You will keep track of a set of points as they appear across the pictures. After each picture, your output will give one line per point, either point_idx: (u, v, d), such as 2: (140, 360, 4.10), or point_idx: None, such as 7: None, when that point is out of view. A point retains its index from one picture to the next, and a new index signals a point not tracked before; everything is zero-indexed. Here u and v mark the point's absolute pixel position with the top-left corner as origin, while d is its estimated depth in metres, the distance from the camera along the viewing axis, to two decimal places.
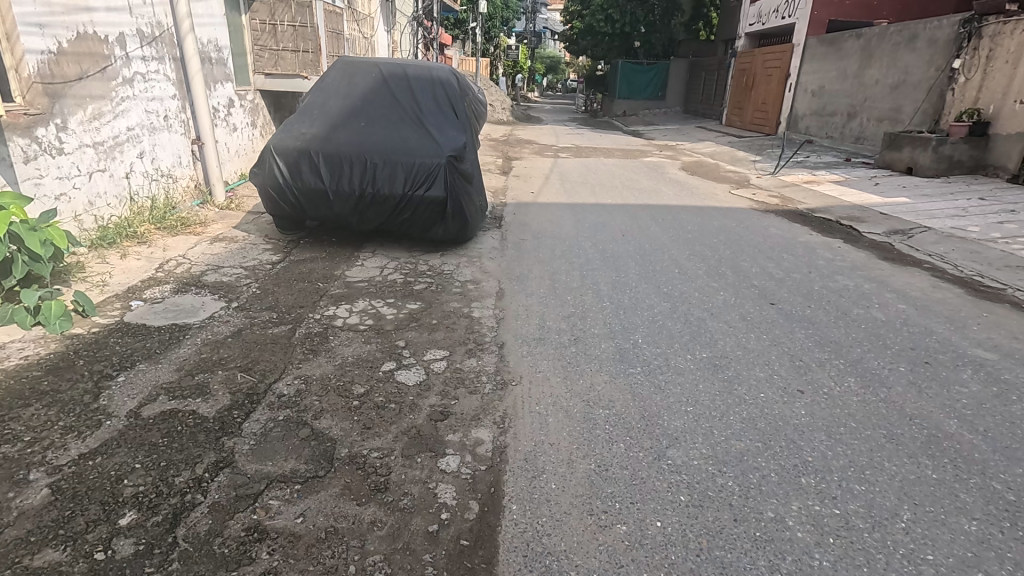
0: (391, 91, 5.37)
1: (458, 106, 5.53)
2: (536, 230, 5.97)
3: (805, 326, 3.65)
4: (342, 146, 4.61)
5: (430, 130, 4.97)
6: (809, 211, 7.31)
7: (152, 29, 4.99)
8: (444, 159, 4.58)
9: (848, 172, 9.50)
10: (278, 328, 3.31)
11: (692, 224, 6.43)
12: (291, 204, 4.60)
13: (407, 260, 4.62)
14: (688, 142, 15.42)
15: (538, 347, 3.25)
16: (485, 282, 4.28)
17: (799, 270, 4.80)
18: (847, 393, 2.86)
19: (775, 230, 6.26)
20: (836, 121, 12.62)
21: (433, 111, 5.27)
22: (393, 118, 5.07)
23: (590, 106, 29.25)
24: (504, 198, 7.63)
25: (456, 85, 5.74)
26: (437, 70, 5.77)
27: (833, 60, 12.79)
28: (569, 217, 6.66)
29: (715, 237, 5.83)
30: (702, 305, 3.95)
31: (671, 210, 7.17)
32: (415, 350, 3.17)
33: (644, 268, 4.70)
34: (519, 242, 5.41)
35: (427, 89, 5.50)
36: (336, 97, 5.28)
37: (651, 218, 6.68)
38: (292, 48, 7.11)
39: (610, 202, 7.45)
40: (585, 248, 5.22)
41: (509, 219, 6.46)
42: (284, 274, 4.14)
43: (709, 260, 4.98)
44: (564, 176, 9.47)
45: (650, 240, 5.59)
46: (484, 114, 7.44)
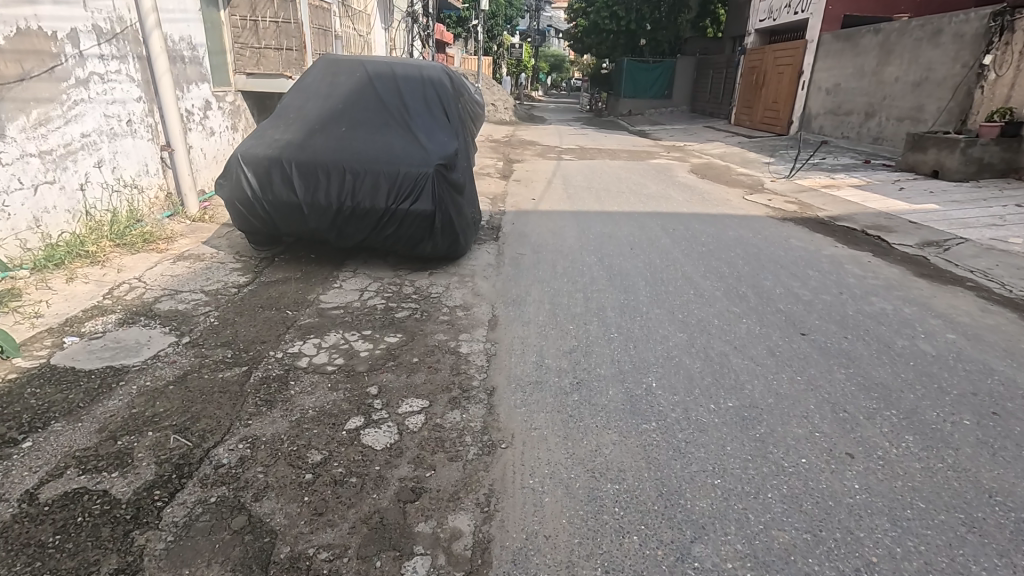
0: (376, 91, 4.89)
1: (450, 109, 5.05)
2: (536, 242, 5.47)
3: (844, 362, 3.16)
4: (318, 152, 4.13)
5: (417, 135, 4.49)
6: (830, 220, 6.80)
7: (112, 24, 4.55)
8: (432, 168, 4.09)
9: (868, 175, 8.97)
10: (231, 370, 2.84)
11: (707, 234, 5.93)
12: (261, 219, 4.12)
13: (390, 282, 4.14)
14: (696, 143, 14.89)
15: (534, 393, 2.77)
16: (477, 307, 3.80)
17: (828, 291, 4.31)
18: (907, 458, 2.37)
19: (796, 241, 5.75)
20: (852, 121, 12.07)
21: (421, 114, 4.79)
22: (377, 122, 4.59)
23: (594, 105, 28.69)
24: (503, 205, 7.14)
25: (448, 86, 5.26)
26: (427, 69, 5.29)
27: (849, 57, 12.25)
28: (572, 227, 6.17)
29: (732, 250, 5.33)
30: (723, 335, 3.47)
31: (682, 219, 6.67)
32: (389, 399, 2.68)
33: (656, 288, 4.21)
34: (517, 257, 4.92)
35: (416, 89, 5.02)
36: (315, 98, 4.81)
37: (661, 228, 6.18)
38: (275, 46, 6.77)
39: (616, 210, 6.95)
40: (589, 265, 4.73)
41: (508, 229, 5.97)
42: (249, 300, 3.67)
43: (727, 279, 4.49)
44: (568, 180, 8.98)
45: (660, 254, 5.09)
46: (481, 115, 6.98)
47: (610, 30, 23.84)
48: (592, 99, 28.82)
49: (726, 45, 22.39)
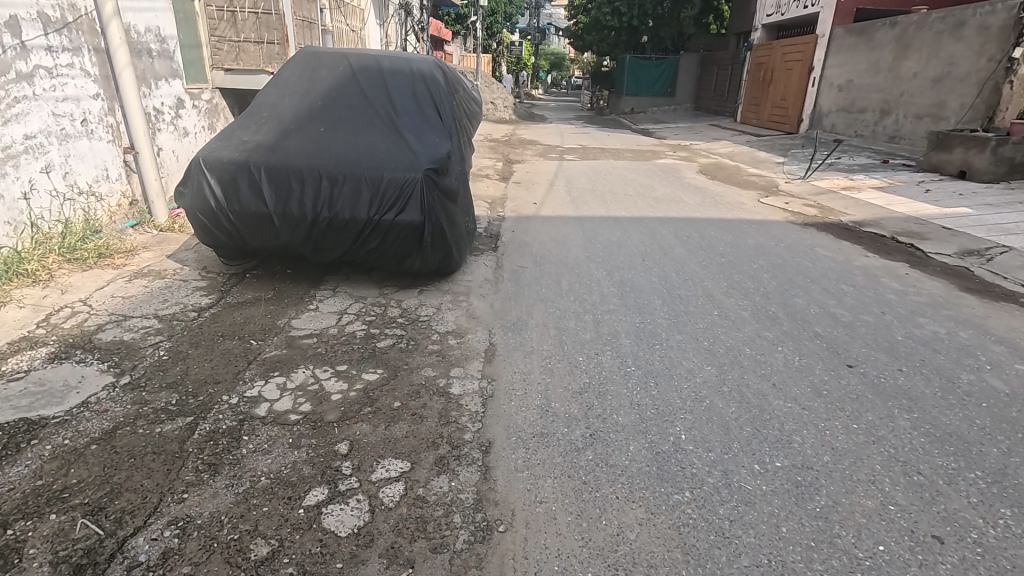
0: (360, 87, 4.40)
1: (442, 107, 4.56)
2: (539, 252, 4.98)
3: (905, 404, 2.67)
4: (291, 155, 3.63)
5: (405, 135, 4.00)
6: (855, 225, 6.31)
7: (63, 13, 4.06)
8: (421, 173, 3.60)
9: (889, 176, 8.47)
10: (171, 421, 2.34)
11: (724, 242, 5.45)
12: (227, 233, 3.63)
13: (374, 304, 3.65)
14: (702, 142, 14.37)
15: (538, 451, 2.28)
16: (472, 333, 3.31)
17: (869, 310, 3.82)
18: (1010, 543, 1.87)
19: (823, 250, 5.27)
20: (867, 119, 11.57)
21: (410, 112, 4.30)
22: (360, 121, 4.10)
23: (596, 103, 28.18)
24: (502, 210, 6.65)
25: (440, 81, 4.77)
26: (418, 62, 4.80)
27: (863, 51, 11.75)
28: (577, 234, 5.67)
29: (754, 261, 4.84)
30: (759, 369, 2.98)
31: (696, 224, 6.17)
32: (362, 461, 2.19)
33: (675, 310, 3.73)
34: (518, 271, 4.43)
35: (404, 85, 4.53)
36: (292, 95, 4.31)
37: (674, 235, 5.69)
38: (255, 39, 6.40)
39: (624, 215, 6.46)
40: (598, 280, 4.24)
41: (508, 238, 5.47)
42: (209, 327, 3.18)
43: (753, 297, 4.01)
44: (571, 182, 8.49)
45: (676, 267, 4.60)
46: (477, 113, 6.49)
47: (612, 26, 23.33)
48: (594, 96, 28.30)
49: (730, 41, 21.85)
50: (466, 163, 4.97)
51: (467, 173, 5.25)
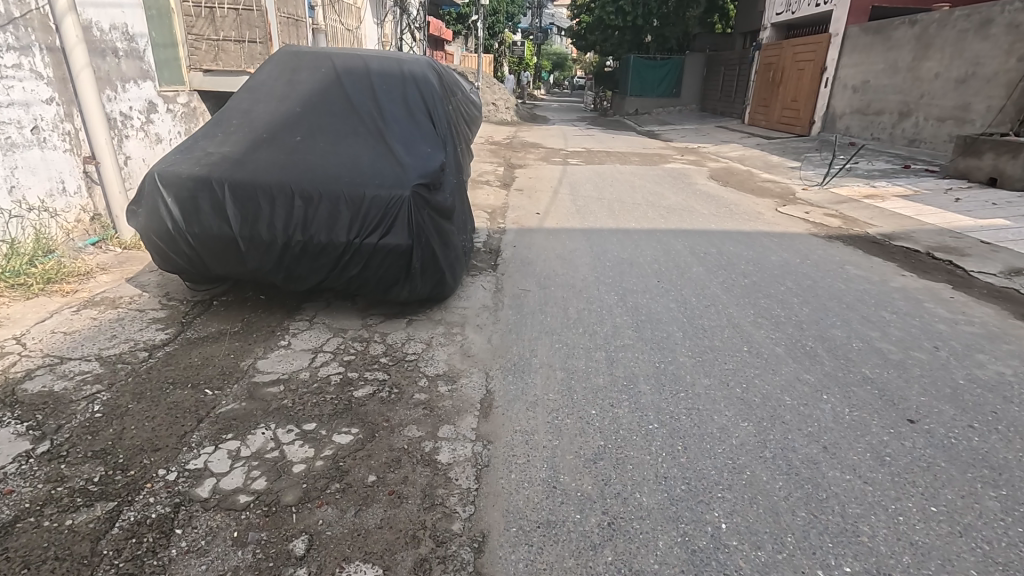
0: (344, 91, 3.94)
1: (436, 113, 4.11)
2: (543, 271, 4.53)
3: (989, 476, 2.22)
4: (259, 170, 3.17)
5: (391, 146, 3.54)
6: (885, 238, 5.84)
7: (10, 7, 3.62)
8: (408, 190, 3.14)
9: (913, 183, 8.00)
10: (86, 509, 1.88)
11: (746, 258, 4.99)
12: (187, 258, 3.17)
13: (356, 340, 3.20)
14: (711, 145, 13.89)
15: (545, 550, 1.83)
16: (466, 377, 2.87)
17: (919, 344, 3.36)
18: None
19: (853, 269, 4.80)
20: (884, 121, 11.10)
21: (398, 119, 3.84)
22: (342, 130, 3.64)
23: (599, 104, 27.69)
24: (502, 221, 6.20)
25: (434, 84, 4.32)
26: (409, 63, 4.35)
27: (880, 51, 11.31)
28: (584, 249, 5.22)
29: (781, 283, 4.37)
30: (804, 427, 2.51)
31: (712, 237, 5.71)
32: (321, 567, 1.74)
33: (699, 346, 3.27)
34: (520, 295, 3.98)
35: (394, 89, 4.08)
36: (267, 100, 3.85)
37: (689, 249, 5.24)
38: (235, 38, 6.06)
39: (634, 227, 5.99)
40: (610, 308, 3.78)
41: (508, 254, 5.02)
42: (158, 373, 2.72)
43: (785, 328, 3.55)
44: (576, 189, 8.03)
45: (696, 290, 4.15)
46: (475, 117, 6.06)
47: (615, 26, 22.84)
48: (597, 97, 27.77)
49: (737, 41, 21.35)
50: (462, 175, 4.52)
51: (466, 184, 4.80)
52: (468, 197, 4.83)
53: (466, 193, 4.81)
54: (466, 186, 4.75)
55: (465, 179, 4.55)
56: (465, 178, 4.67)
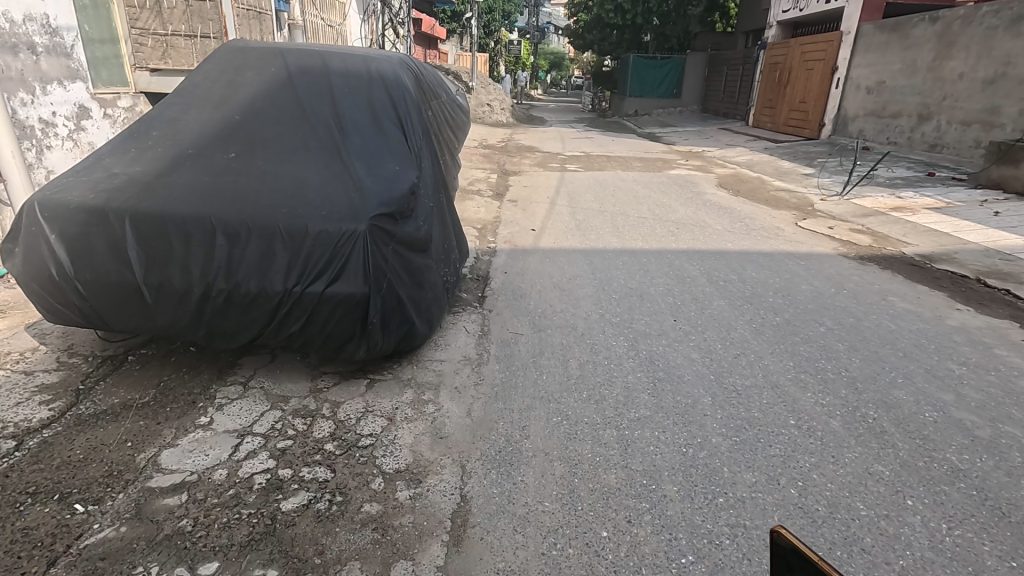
0: (294, 95, 3.25)
1: (408, 120, 3.42)
2: (539, 306, 3.84)
3: None
4: (173, 197, 2.48)
5: (346, 165, 2.85)
6: (925, 260, 5.19)
7: None
8: (362, 226, 2.45)
9: (943, 193, 7.35)
10: None
11: (773, 287, 4.33)
12: (79, 311, 2.48)
13: (298, 416, 2.50)
14: (716, 149, 13.21)
15: None
16: (436, 474, 2.18)
17: (1010, 413, 2.69)
18: None
19: (899, 301, 4.13)
20: (902, 124, 10.45)
21: (360, 131, 3.16)
22: (288, 144, 2.95)
23: (597, 105, 26.96)
24: (493, 239, 5.51)
25: (406, 86, 3.63)
26: (378, 61, 3.66)
27: (897, 50, 10.68)
28: (586, 275, 4.53)
29: (818, 321, 3.70)
30: (894, 559, 1.84)
31: (730, 259, 5.04)
32: None
33: (733, 417, 2.60)
34: (510, 342, 3.29)
35: (356, 91, 3.39)
36: (200, 106, 3.16)
37: (706, 276, 4.55)
38: (185, 33, 5.43)
39: (641, 247, 5.31)
40: (619, 361, 3.11)
41: (499, 283, 4.33)
42: (19, 476, 2.03)
43: (836, 387, 2.88)
44: (575, 200, 7.34)
45: (719, 333, 3.48)
46: (462, 121, 5.39)
47: (614, 24, 22.14)
48: (595, 97, 27.02)
49: (738, 41, 20.71)
50: (446, 193, 3.83)
51: (453, 203, 4.12)
52: (456, 217, 4.14)
53: (454, 213, 4.12)
54: (453, 206, 4.06)
55: (448, 198, 3.87)
56: (450, 197, 3.98)
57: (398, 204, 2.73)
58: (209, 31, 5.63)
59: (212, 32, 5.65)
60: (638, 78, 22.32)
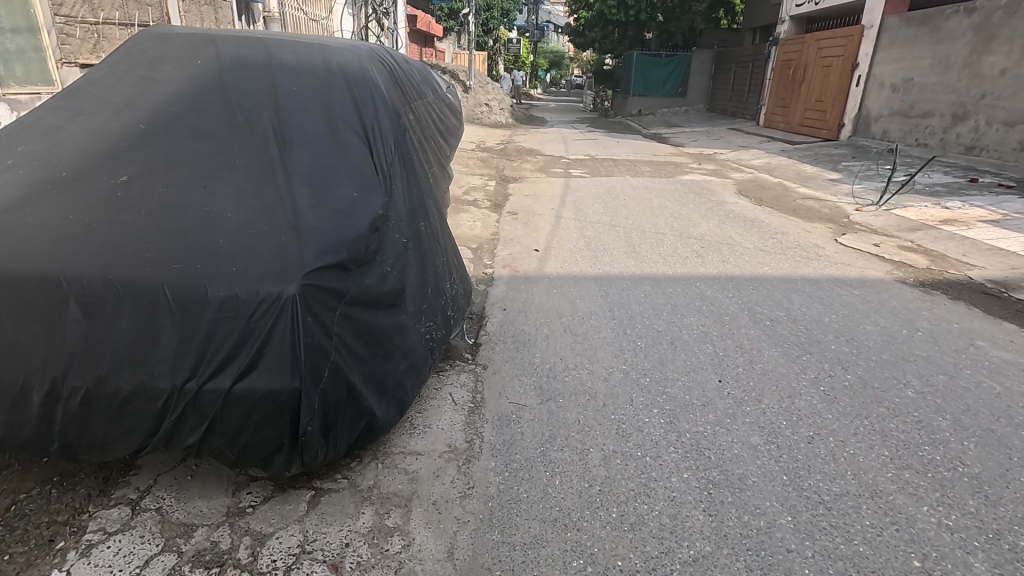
0: (223, 96, 2.45)
1: (375, 129, 2.62)
2: (547, 360, 3.05)
3: None
4: (14, 247, 1.69)
5: (281, 192, 2.05)
6: (999, 287, 4.40)
7: None
8: (291, 292, 1.66)
9: (995, 202, 6.56)
10: None
11: (832, 328, 3.54)
12: None
13: (197, 567, 1.70)
14: (728, 151, 12.42)
15: None
16: None
17: None
18: None
19: (992, 348, 3.34)
20: (934, 124, 9.67)
21: (308, 143, 2.35)
22: (204, 161, 2.15)
23: (597, 104, 26.14)
24: (490, 264, 4.72)
25: (376, 84, 2.83)
26: (341, 52, 2.85)
27: (927, 44, 9.92)
28: (602, 311, 3.74)
29: (901, 382, 2.91)
30: None
31: (769, 288, 4.25)
32: None
33: (832, 557, 1.82)
34: (512, 421, 2.51)
35: (310, 91, 2.58)
36: (95, 111, 2.37)
37: (746, 311, 3.77)
38: (119, 22, 4.86)
39: (663, 271, 4.52)
40: (656, 451, 2.32)
41: (496, 325, 3.53)
42: None
43: (959, 496, 2.11)
44: (582, 211, 6.54)
45: (780, 404, 2.69)
46: (455, 126, 4.63)
47: (616, 21, 21.40)
48: (595, 96, 26.21)
49: (744, 37, 19.90)
50: (433, 217, 3.04)
51: (446, 226, 3.32)
52: (451, 242, 3.34)
53: (448, 238, 3.32)
54: (445, 230, 3.26)
55: (436, 223, 3.07)
56: (439, 220, 3.18)
57: (349, 248, 1.93)
58: (147, 18, 5.03)
59: (150, 19, 5.06)
60: (642, 76, 21.56)
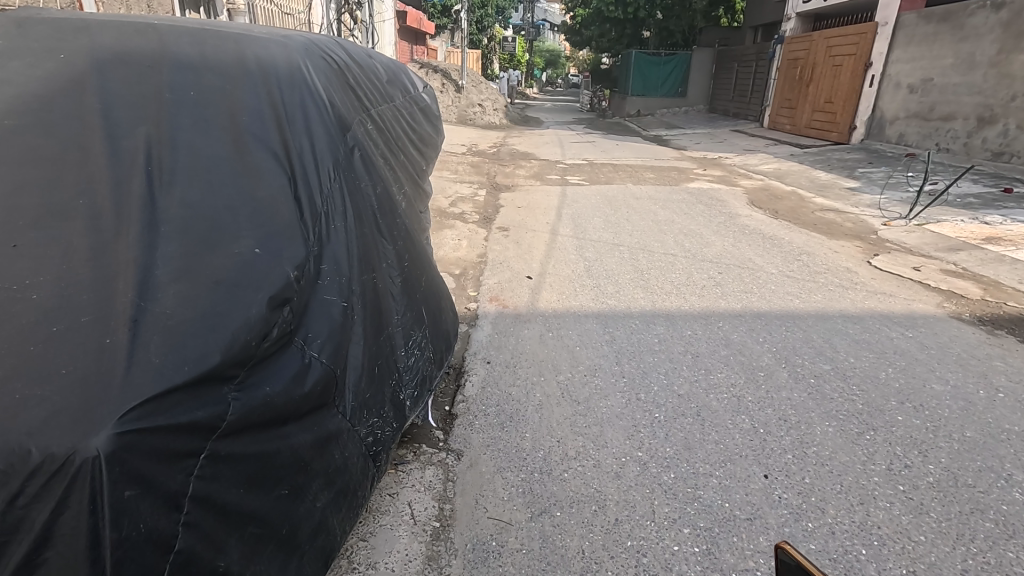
0: (83, 102, 1.73)
1: (305, 151, 1.91)
2: (540, 445, 2.36)
3: None
4: None
5: (132, 256, 1.34)
6: None
7: None
8: (86, 454, 0.97)
9: None
10: None
11: (892, 389, 2.86)
12: None
13: None
14: (733, 155, 11.76)
15: None
16: None
17: None
18: None
19: None
20: (957, 128, 9.02)
21: (196, 173, 1.63)
22: (26, 203, 1.44)
23: (595, 104, 25.48)
24: (474, 296, 4.03)
25: (313, 87, 2.11)
26: (267, 45, 2.14)
27: (949, 41, 9.27)
28: (608, 363, 3.05)
29: (1002, 476, 2.24)
30: None
31: (805, 329, 3.56)
32: None
33: None
34: (491, 555, 1.82)
35: (214, 98, 1.86)
36: None
37: (784, 364, 3.08)
38: None
39: (677, 307, 3.84)
40: None
41: (477, 385, 2.84)
42: None
43: None
44: (581, 227, 5.84)
45: (850, 517, 2.01)
46: (432, 133, 3.94)
47: (614, 19, 20.71)
48: (593, 96, 25.50)
49: (746, 35, 19.20)
50: (399, 258, 2.31)
51: (423, 261, 2.58)
52: (429, 282, 2.60)
53: (424, 278, 2.59)
54: (420, 269, 2.52)
55: (405, 265, 2.34)
56: (411, 258, 2.44)
57: (226, 350, 1.22)
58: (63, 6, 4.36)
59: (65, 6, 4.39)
60: (640, 76, 20.88)
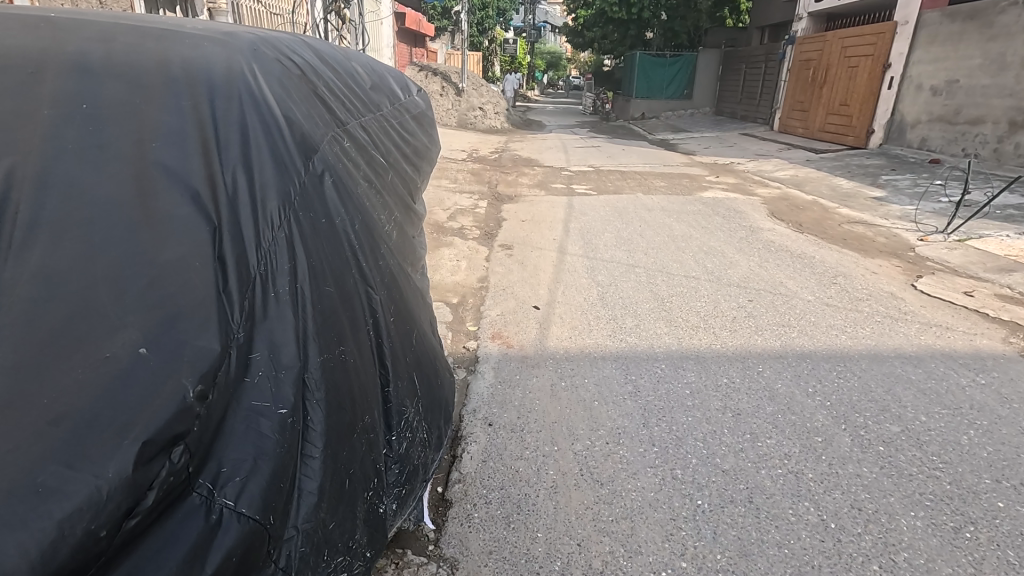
0: None
1: (244, 183, 1.37)
2: (555, 553, 1.86)
3: None
4: None
5: None
6: None
7: None
8: None
9: None
10: None
11: (981, 461, 2.35)
12: None
13: None
14: (746, 160, 11.25)
15: None
16: None
17: None
18: None
19: None
20: (986, 132, 8.51)
21: (72, 227, 1.13)
22: None
23: (597, 107, 24.97)
24: (474, 331, 3.53)
25: (263, 91, 1.56)
26: (203, 43, 1.61)
27: (976, 41, 8.77)
28: (634, 426, 2.53)
29: None
30: None
31: (860, 374, 3.04)
32: None
33: None
34: None
35: (116, 109, 1.33)
36: None
37: (846, 426, 2.56)
38: None
39: (708, 345, 3.33)
40: None
41: (476, 457, 2.33)
42: None
43: None
44: (591, 244, 5.34)
45: None
46: (425, 147, 3.43)
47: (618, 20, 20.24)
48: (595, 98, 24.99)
49: (754, 36, 18.70)
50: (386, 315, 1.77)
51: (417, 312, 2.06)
52: (424, 338, 2.07)
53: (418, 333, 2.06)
54: (414, 322, 1.99)
55: (394, 321, 1.80)
56: (402, 310, 1.90)
57: (37, 560, 0.82)
58: None
59: None
60: (645, 77, 20.39)
